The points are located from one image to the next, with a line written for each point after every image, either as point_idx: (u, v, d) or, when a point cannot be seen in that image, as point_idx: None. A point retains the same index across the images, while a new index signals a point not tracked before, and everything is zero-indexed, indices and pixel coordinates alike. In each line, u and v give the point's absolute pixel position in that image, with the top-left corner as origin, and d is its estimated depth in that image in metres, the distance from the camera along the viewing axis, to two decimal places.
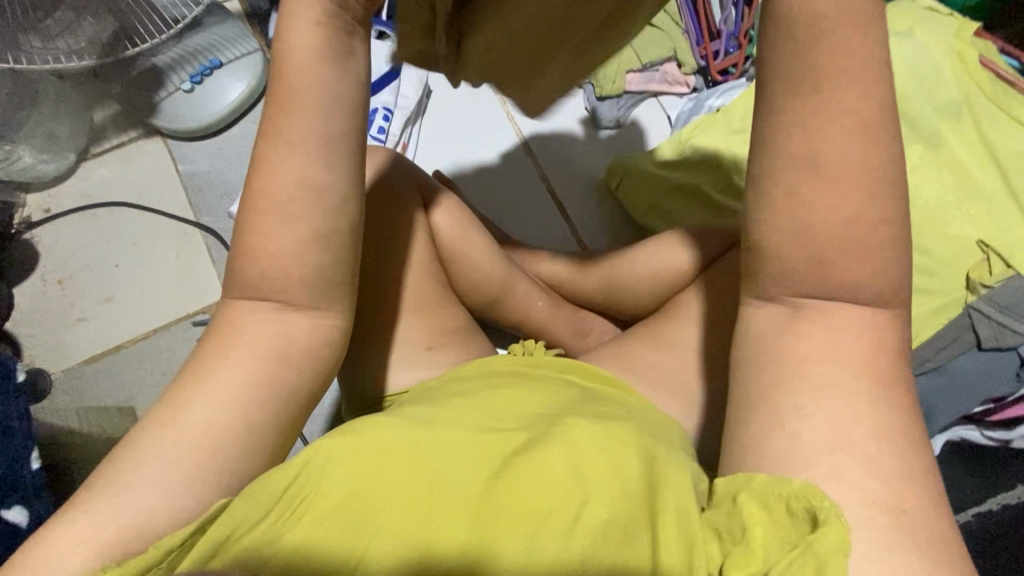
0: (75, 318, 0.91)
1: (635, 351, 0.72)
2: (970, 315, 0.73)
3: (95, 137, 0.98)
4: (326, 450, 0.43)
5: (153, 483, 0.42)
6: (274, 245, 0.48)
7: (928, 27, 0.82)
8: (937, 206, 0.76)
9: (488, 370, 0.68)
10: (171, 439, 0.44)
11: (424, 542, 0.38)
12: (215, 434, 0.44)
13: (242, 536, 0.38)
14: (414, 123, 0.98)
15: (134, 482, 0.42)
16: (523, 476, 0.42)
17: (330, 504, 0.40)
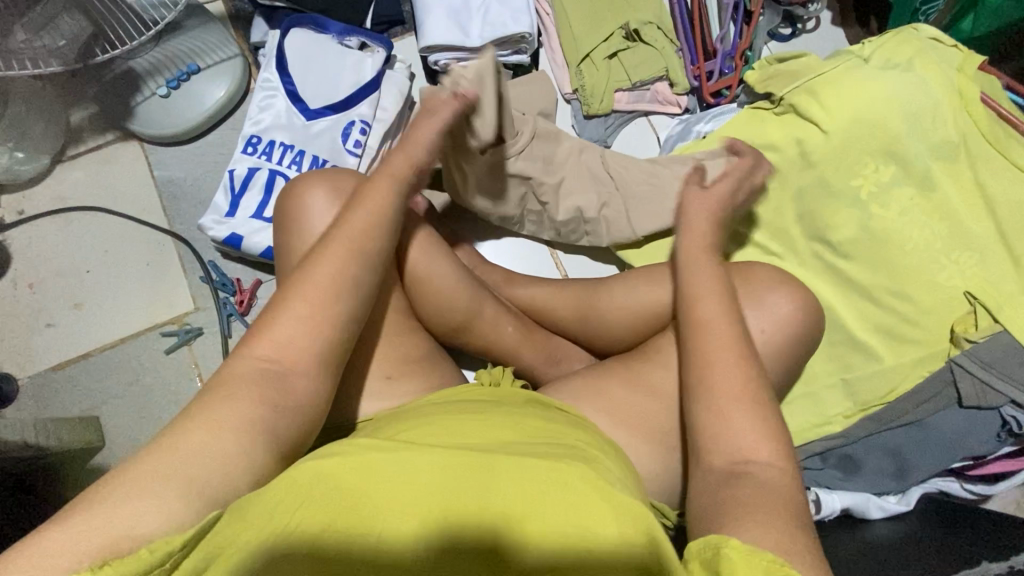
0: (43, 324, 0.90)
1: (600, 394, 0.69)
2: (952, 369, 0.70)
3: (71, 139, 0.97)
4: (321, 469, 0.45)
5: (133, 506, 0.40)
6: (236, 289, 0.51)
7: (930, 61, 0.78)
8: (923, 253, 0.73)
9: (452, 398, 0.67)
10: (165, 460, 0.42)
11: (449, 557, 0.42)
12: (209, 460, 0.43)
13: (254, 561, 0.41)
14: (393, 137, 0.95)
15: (124, 500, 0.40)
16: (541, 502, 0.45)
17: (346, 524, 0.43)
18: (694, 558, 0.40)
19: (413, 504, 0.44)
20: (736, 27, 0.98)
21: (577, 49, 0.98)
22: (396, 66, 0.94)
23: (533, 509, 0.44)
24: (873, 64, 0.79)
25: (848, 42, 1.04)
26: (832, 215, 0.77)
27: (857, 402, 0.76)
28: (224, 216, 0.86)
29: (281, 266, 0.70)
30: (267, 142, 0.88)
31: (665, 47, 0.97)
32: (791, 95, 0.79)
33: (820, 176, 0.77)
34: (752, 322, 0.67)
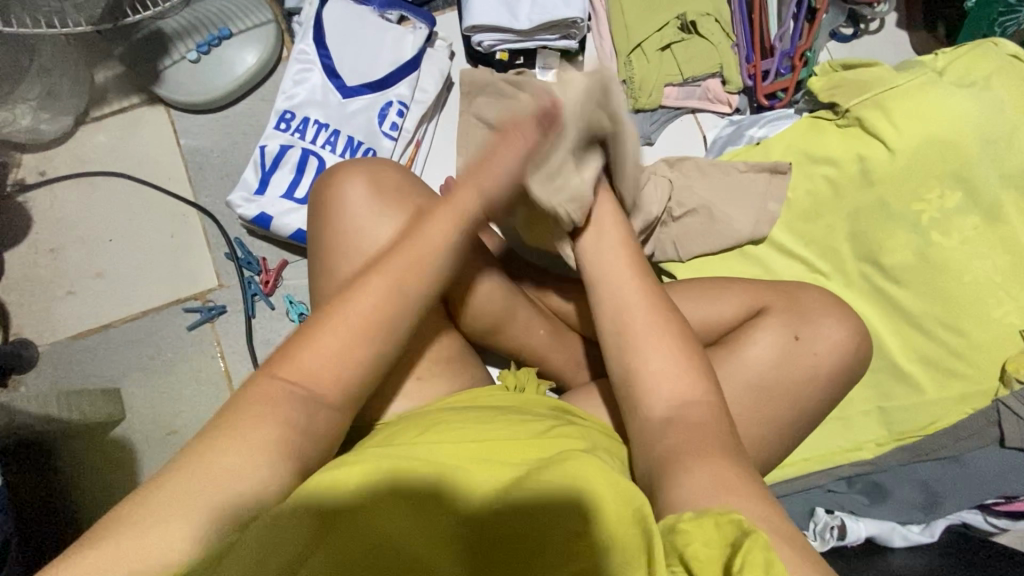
0: (64, 291, 0.88)
1: None
2: (997, 408, 0.69)
3: (96, 100, 0.93)
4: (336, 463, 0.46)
5: (149, 532, 0.39)
6: None
7: (1008, 80, 0.74)
8: (980, 286, 0.72)
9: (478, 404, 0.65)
10: (180, 478, 0.41)
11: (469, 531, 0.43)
12: (223, 476, 0.42)
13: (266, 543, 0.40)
14: (430, 120, 0.91)
15: (144, 522, 0.40)
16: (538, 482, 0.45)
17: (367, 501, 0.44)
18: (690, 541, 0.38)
19: (434, 481, 0.46)
20: (797, 25, 0.92)
21: (627, 38, 0.92)
22: (438, 44, 0.89)
23: (548, 491, 0.44)
24: (947, 80, 0.74)
25: (914, 48, 0.98)
26: (887, 237, 0.74)
27: (893, 431, 0.73)
28: (254, 194, 0.83)
29: (314, 254, 0.68)
30: (301, 119, 0.84)
31: (722, 41, 0.92)
32: (859, 107, 0.75)
33: (881, 197, 0.74)
34: (801, 346, 0.65)
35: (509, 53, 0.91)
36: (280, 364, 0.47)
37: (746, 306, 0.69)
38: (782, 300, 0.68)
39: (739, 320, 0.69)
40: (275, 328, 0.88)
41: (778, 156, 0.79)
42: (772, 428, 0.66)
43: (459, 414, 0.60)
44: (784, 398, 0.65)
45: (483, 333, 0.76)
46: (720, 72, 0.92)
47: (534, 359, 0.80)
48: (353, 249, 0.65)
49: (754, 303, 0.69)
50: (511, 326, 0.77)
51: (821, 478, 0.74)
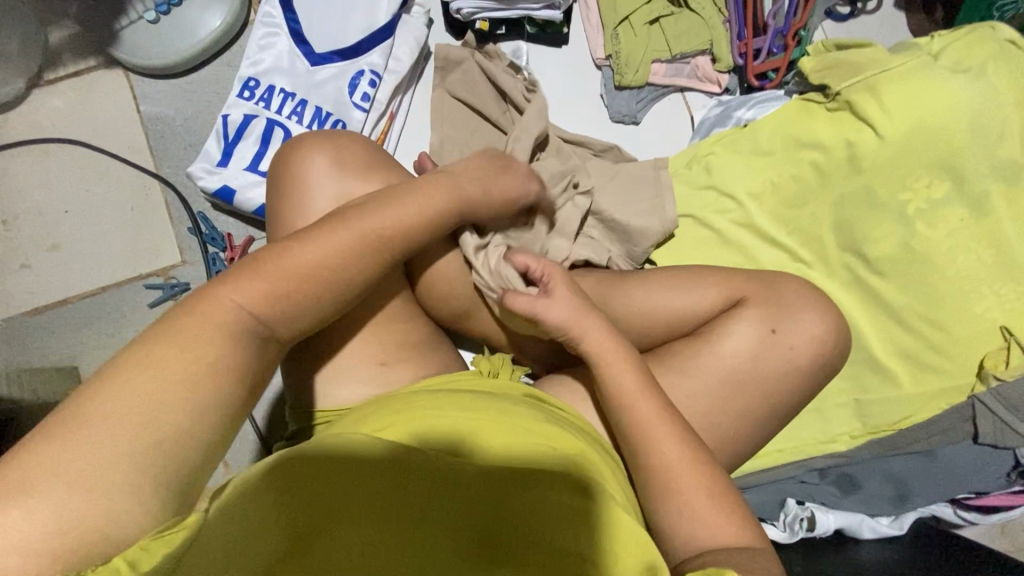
0: (17, 264, 0.84)
1: None
2: (972, 405, 0.68)
3: (49, 61, 0.88)
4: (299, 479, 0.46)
5: (74, 495, 0.37)
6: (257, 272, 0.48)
7: (1004, 66, 0.71)
8: (964, 279, 0.70)
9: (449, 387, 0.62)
10: (110, 434, 0.39)
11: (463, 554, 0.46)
12: (161, 446, 0.40)
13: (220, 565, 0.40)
14: (405, 91, 0.86)
15: (70, 480, 0.37)
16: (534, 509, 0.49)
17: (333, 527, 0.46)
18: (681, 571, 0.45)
19: (417, 507, 0.48)
20: (792, 2, 0.88)
21: (614, 10, 0.88)
22: (414, 10, 0.84)
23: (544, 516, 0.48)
24: (942, 64, 0.71)
25: (911, 30, 0.95)
26: (872, 227, 0.72)
27: (868, 424, 0.72)
28: (217, 165, 0.79)
29: (273, 231, 0.64)
30: (266, 88, 0.80)
31: (713, 17, 0.88)
32: (850, 90, 0.72)
33: (868, 186, 0.72)
34: (778, 339, 0.64)
35: (490, 22, 0.86)
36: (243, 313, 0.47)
37: (725, 295, 0.67)
38: (762, 290, 0.66)
39: (716, 310, 0.67)
40: None
41: (765, 139, 0.76)
42: (743, 421, 0.65)
43: (430, 398, 0.57)
44: (758, 391, 0.64)
45: (455, 317, 0.74)
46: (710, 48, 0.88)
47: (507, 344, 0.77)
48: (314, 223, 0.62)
49: (733, 292, 0.67)
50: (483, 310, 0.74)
51: (793, 469, 0.73)
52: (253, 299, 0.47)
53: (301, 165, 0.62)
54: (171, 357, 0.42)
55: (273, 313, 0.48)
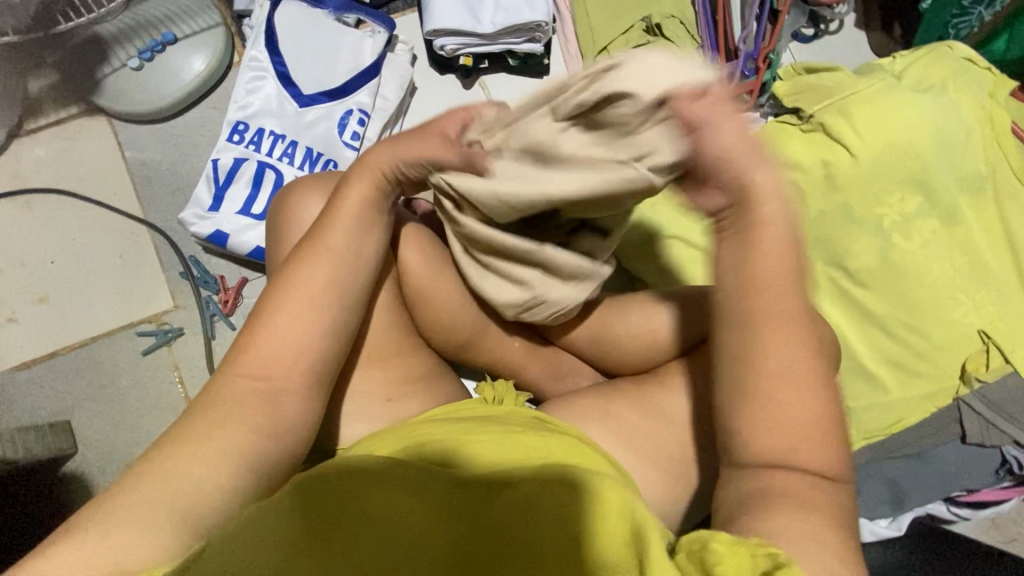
0: (3, 318, 0.83)
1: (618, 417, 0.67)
2: (959, 407, 0.72)
3: (29, 111, 0.87)
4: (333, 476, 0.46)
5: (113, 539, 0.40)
6: (271, 331, 0.51)
7: (962, 84, 0.75)
8: (942, 287, 0.73)
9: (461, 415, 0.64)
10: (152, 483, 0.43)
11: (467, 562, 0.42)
12: (185, 496, 0.43)
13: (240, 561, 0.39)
14: (392, 127, 0.87)
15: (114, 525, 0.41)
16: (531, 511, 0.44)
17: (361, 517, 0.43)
18: (682, 550, 0.40)
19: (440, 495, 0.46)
20: (760, 27, 0.92)
21: (593, 41, 0.91)
22: (398, 48, 0.86)
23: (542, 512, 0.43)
24: (905, 84, 0.75)
25: (873, 48, 1.00)
26: (851, 241, 0.75)
27: (860, 431, 0.75)
28: (208, 210, 0.79)
29: (273, 276, 0.65)
30: (255, 131, 0.80)
31: (688, 44, 0.91)
32: (822, 113, 0.75)
33: (846, 203, 0.75)
34: None
35: (473, 57, 0.88)
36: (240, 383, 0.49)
37: None
38: None
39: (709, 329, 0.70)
40: None
41: None
42: None
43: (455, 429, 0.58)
44: None
45: (457, 349, 0.75)
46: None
47: (508, 371, 0.78)
48: None
49: None
50: (484, 341, 0.75)
51: None
52: (267, 369, 0.50)
53: (299, 211, 0.63)
54: (207, 428, 0.46)
55: (276, 355, 0.50)
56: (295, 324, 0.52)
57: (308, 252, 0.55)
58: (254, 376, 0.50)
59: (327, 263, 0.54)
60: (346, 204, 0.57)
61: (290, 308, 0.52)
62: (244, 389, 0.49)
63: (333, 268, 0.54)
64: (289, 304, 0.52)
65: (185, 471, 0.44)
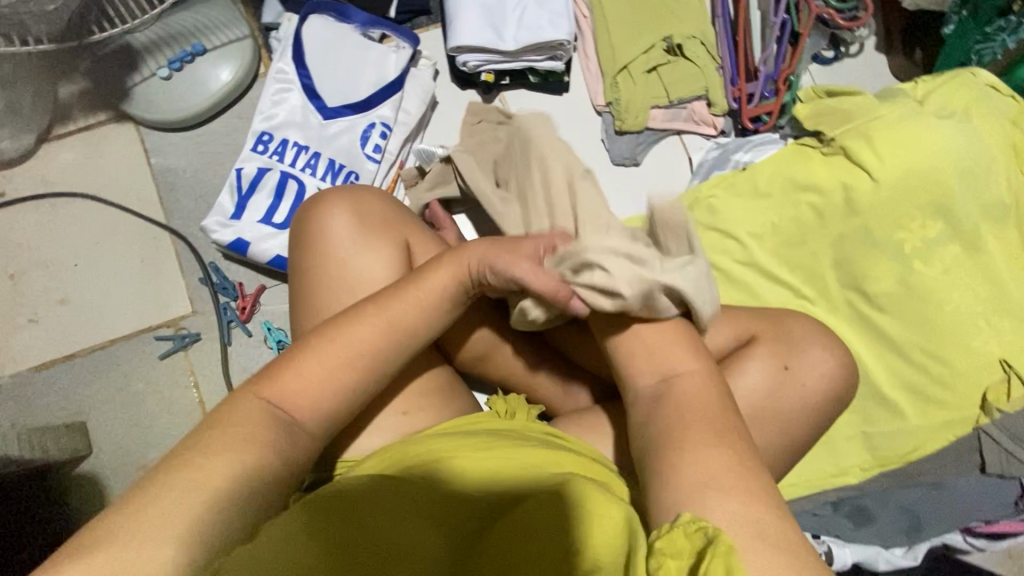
0: (25, 319, 0.84)
1: (640, 434, 0.67)
2: (979, 436, 0.71)
3: (59, 116, 0.89)
4: (320, 500, 0.47)
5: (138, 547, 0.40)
6: (301, 369, 0.50)
7: (985, 112, 0.75)
8: (962, 315, 0.73)
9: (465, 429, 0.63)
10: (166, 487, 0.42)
11: None
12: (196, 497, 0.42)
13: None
14: (414, 140, 0.89)
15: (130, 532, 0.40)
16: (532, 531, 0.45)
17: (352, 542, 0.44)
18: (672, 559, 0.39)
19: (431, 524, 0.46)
20: (780, 49, 0.93)
21: (614, 59, 0.92)
22: (421, 63, 0.87)
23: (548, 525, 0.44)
24: (927, 109, 0.75)
25: (893, 72, 1.00)
26: (871, 265, 0.75)
27: (877, 458, 0.74)
28: (230, 218, 0.80)
29: (294, 285, 0.65)
30: (280, 141, 0.81)
31: (707, 65, 0.91)
32: (842, 137, 0.76)
33: (866, 227, 0.75)
34: (791, 377, 0.66)
35: (495, 73, 0.89)
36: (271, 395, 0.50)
37: (736, 335, 0.69)
38: (770, 330, 0.69)
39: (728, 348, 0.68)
40: (252, 357, 0.85)
41: (765, 181, 0.79)
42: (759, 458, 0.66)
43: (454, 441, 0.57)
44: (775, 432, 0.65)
45: (471, 362, 0.75)
46: (705, 93, 0.92)
47: (522, 386, 0.78)
48: (339, 276, 0.63)
49: (744, 333, 0.69)
50: (499, 355, 0.75)
51: (806, 502, 0.74)
52: (284, 398, 0.49)
53: (323, 224, 0.64)
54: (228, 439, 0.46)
55: (297, 390, 0.50)
56: (324, 376, 0.51)
57: (357, 308, 0.54)
58: (273, 398, 0.49)
59: (370, 329, 0.53)
60: (419, 281, 0.56)
61: (309, 353, 0.51)
62: (254, 408, 0.48)
63: (381, 327, 0.54)
64: (329, 349, 0.52)
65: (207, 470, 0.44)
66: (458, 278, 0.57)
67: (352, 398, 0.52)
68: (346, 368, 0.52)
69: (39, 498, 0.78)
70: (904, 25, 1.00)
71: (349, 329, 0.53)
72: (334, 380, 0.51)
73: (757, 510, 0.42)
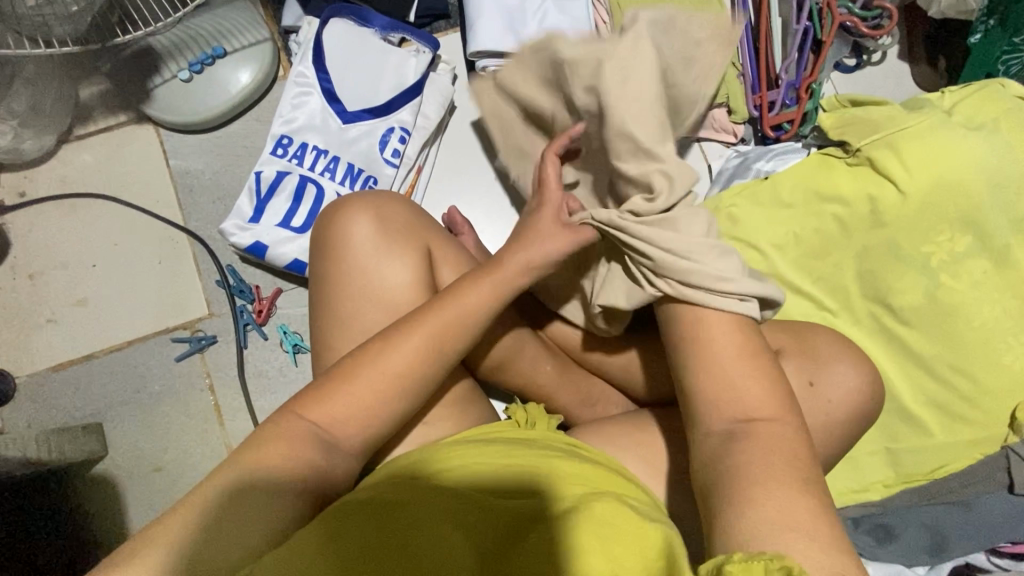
0: (44, 320, 0.84)
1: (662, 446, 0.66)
2: (1007, 455, 0.69)
3: (80, 117, 0.89)
4: (345, 509, 0.47)
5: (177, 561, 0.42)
6: (342, 393, 0.51)
7: (1016, 122, 0.74)
8: (991, 330, 0.71)
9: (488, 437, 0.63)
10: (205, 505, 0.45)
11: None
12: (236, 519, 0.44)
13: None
14: (432, 144, 0.88)
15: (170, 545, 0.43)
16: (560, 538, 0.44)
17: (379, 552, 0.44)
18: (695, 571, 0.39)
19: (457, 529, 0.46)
20: (802, 57, 0.92)
21: None
22: (440, 68, 0.87)
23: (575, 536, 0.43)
24: (956, 120, 0.74)
25: (916, 81, 0.99)
26: (897, 278, 0.73)
27: (901, 474, 0.73)
28: (249, 222, 0.80)
29: (315, 291, 0.65)
30: (299, 145, 0.81)
31: (728, 72, 0.91)
32: (869, 147, 0.74)
33: (892, 240, 0.74)
34: (816, 392, 0.64)
35: None
36: (309, 407, 0.50)
37: None
38: (794, 342, 0.67)
39: None
40: (268, 360, 0.85)
41: (788, 191, 0.78)
42: None
43: (475, 449, 0.57)
44: None
45: (488, 370, 0.74)
46: (725, 100, 0.91)
47: (540, 396, 0.77)
48: (361, 283, 0.62)
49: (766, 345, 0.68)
50: (517, 363, 0.75)
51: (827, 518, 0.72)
52: (324, 417, 0.50)
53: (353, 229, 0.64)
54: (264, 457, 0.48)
55: (336, 411, 0.51)
56: (362, 398, 0.51)
57: (397, 330, 0.54)
58: (312, 418, 0.50)
59: (410, 354, 0.53)
60: (458, 301, 0.56)
61: (350, 376, 0.52)
62: (295, 425, 0.49)
63: (420, 351, 0.54)
64: (368, 371, 0.52)
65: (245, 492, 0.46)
66: (497, 292, 0.57)
67: (389, 418, 0.53)
68: (385, 394, 0.52)
69: (57, 500, 0.78)
70: (928, 33, 0.98)
71: (388, 357, 0.53)
72: (374, 406, 0.52)
73: (803, 549, 0.40)
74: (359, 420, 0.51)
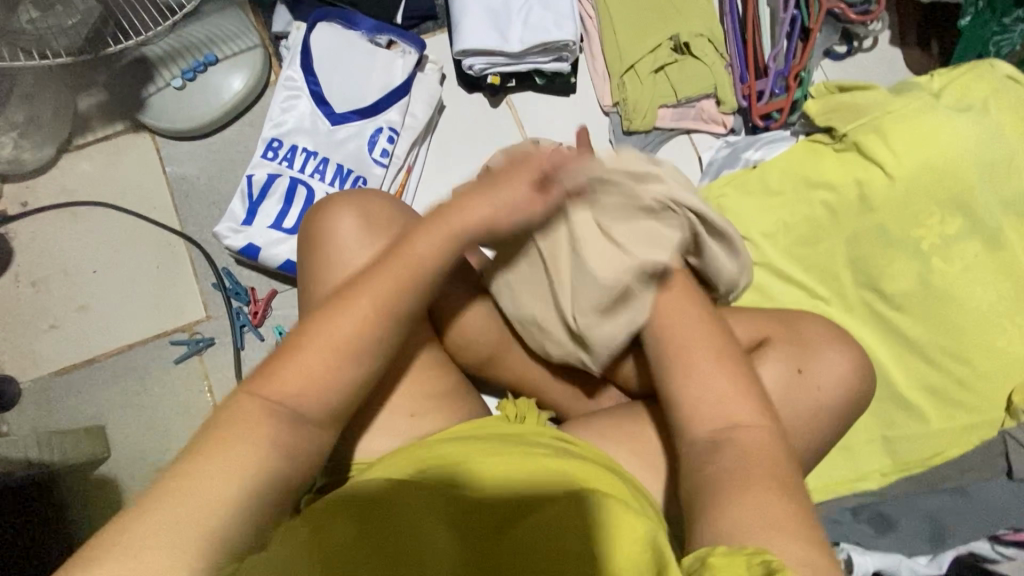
0: (47, 325, 0.86)
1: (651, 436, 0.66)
2: (1005, 440, 0.69)
3: (79, 127, 0.91)
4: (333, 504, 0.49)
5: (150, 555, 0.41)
6: (298, 359, 0.49)
7: (1004, 104, 0.73)
8: (983, 314, 0.71)
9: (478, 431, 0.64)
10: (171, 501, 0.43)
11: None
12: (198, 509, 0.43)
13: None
14: (421, 144, 0.89)
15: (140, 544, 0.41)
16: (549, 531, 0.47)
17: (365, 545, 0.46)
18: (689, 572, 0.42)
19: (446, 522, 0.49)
20: (791, 45, 0.92)
21: (621, 59, 0.91)
22: (427, 68, 0.88)
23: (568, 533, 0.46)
24: (944, 103, 0.74)
25: (909, 66, 0.98)
26: (888, 263, 0.73)
27: (898, 462, 0.72)
28: (241, 224, 0.81)
29: (303, 288, 0.66)
30: (289, 148, 0.83)
31: (716, 63, 0.91)
32: (856, 133, 0.74)
33: (882, 225, 0.73)
34: (805, 379, 0.64)
35: (502, 76, 0.90)
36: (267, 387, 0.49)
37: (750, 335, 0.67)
38: (782, 329, 0.67)
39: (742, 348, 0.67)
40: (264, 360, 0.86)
41: (776, 179, 0.77)
42: None
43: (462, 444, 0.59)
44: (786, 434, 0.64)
45: (478, 365, 0.75)
46: (713, 91, 0.91)
47: (531, 389, 0.77)
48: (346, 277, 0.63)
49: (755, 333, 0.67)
50: (506, 357, 0.75)
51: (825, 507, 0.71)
52: (282, 388, 0.49)
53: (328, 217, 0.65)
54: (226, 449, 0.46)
55: (295, 380, 0.49)
56: (319, 361, 0.50)
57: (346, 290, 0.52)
58: (273, 391, 0.48)
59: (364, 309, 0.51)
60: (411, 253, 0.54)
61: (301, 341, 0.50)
62: (255, 407, 0.47)
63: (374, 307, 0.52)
64: (319, 334, 0.50)
65: (208, 482, 0.44)
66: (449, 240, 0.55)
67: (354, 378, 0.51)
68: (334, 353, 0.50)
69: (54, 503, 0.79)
70: (919, 18, 0.97)
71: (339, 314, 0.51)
72: (331, 367, 0.50)
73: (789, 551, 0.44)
74: (318, 386, 0.50)
